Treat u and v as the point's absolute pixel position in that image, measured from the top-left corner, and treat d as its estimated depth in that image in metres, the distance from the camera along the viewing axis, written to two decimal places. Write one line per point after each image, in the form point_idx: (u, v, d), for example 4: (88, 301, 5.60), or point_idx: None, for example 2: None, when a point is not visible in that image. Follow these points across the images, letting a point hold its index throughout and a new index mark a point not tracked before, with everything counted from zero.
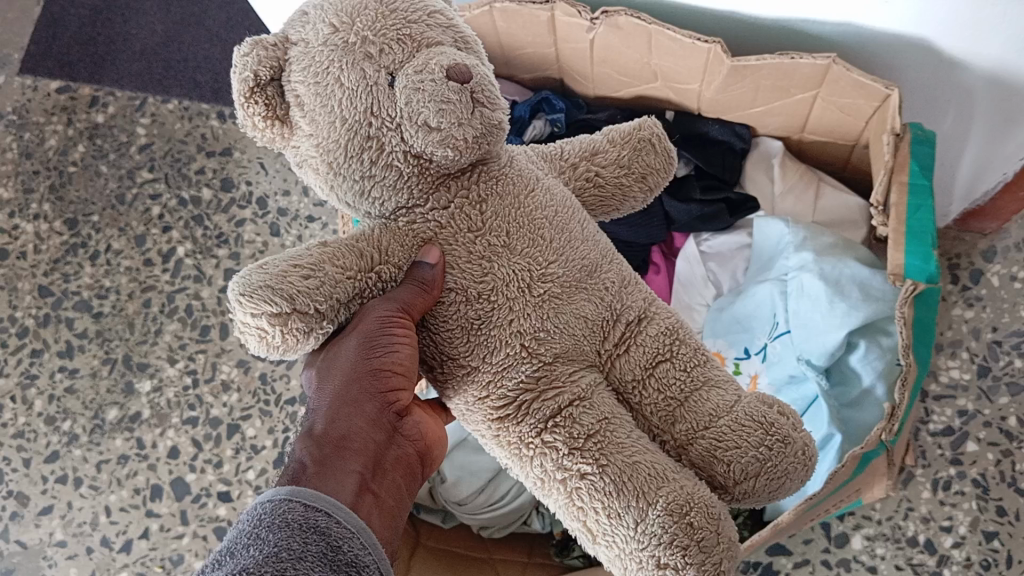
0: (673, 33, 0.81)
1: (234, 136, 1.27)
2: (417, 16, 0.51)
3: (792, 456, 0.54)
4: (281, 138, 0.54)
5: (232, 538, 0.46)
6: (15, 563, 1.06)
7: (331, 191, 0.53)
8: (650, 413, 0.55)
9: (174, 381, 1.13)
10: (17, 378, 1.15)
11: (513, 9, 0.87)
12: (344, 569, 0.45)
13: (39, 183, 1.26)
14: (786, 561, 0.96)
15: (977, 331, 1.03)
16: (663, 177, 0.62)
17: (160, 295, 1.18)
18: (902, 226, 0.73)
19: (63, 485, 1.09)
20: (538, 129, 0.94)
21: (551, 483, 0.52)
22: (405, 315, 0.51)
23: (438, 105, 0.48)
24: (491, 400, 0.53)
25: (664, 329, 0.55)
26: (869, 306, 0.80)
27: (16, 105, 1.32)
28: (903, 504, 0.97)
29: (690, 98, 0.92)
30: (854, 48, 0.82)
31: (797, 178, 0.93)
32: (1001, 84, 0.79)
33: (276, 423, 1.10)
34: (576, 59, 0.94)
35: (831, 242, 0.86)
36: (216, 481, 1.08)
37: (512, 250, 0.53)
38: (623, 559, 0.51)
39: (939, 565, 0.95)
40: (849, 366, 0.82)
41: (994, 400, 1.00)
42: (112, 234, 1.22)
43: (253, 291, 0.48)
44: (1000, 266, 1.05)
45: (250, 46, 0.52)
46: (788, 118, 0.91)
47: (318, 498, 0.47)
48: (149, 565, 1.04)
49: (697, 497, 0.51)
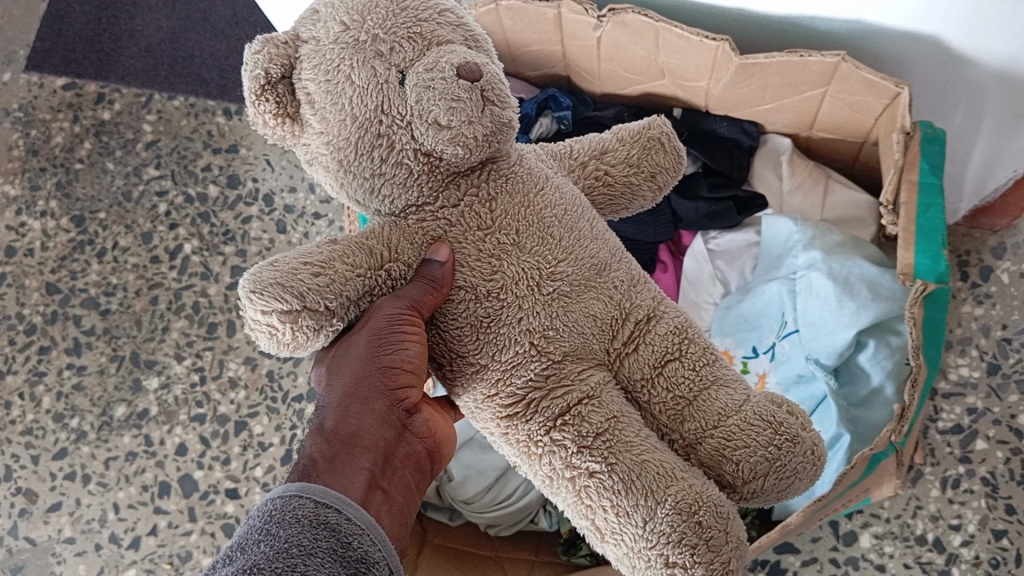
0: (680, 30, 0.80)
1: (241, 133, 1.27)
2: (427, 14, 0.51)
3: (801, 456, 0.53)
4: (292, 136, 0.54)
5: (243, 534, 0.46)
6: (24, 560, 1.06)
7: (341, 188, 0.53)
8: (659, 412, 0.55)
9: (181, 378, 1.14)
10: (26, 374, 1.15)
11: (519, 6, 0.87)
12: (354, 566, 0.45)
13: (45, 181, 1.26)
14: (794, 559, 0.96)
15: (987, 328, 1.03)
16: (673, 176, 0.62)
17: (167, 292, 1.18)
18: (912, 225, 0.73)
19: (71, 481, 1.09)
20: (545, 127, 0.94)
21: (559, 481, 0.52)
22: (413, 313, 0.51)
23: (448, 104, 0.47)
24: (500, 398, 0.53)
25: (672, 328, 0.55)
26: (878, 305, 0.80)
27: (23, 102, 1.32)
28: (911, 502, 0.97)
29: (698, 95, 0.92)
30: (864, 44, 0.81)
31: (805, 175, 0.93)
32: (1012, 81, 0.79)
33: (283, 420, 1.10)
34: (582, 57, 0.93)
35: (840, 240, 0.85)
36: (224, 478, 1.08)
37: (522, 248, 0.53)
38: (632, 557, 0.51)
39: (948, 563, 0.95)
40: (858, 365, 0.82)
41: (1004, 397, 1.00)
42: (119, 231, 1.22)
43: (264, 289, 0.48)
44: (1010, 262, 1.05)
45: (261, 43, 0.52)
46: (797, 115, 0.90)
47: (328, 494, 0.48)
48: (157, 562, 1.05)
49: (706, 496, 0.51)
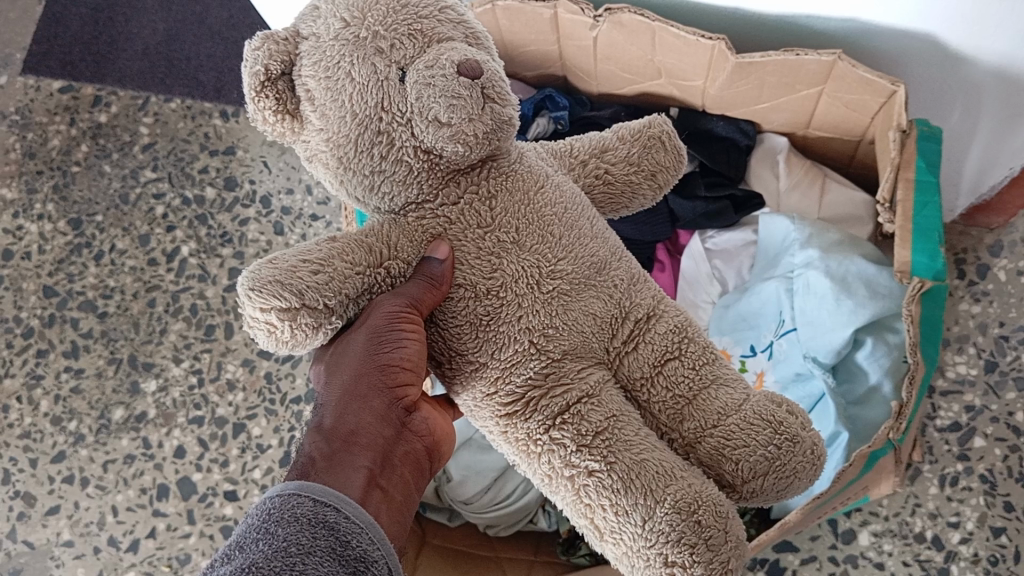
0: (677, 29, 0.81)
1: (238, 135, 1.27)
2: (428, 12, 0.51)
3: (801, 455, 0.53)
4: (291, 133, 0.54)
5: (241, 533, 0.46)
6: (23, 563, 1.06)
7: (341, 186, 0.53)
8: (658, 411, 0.55)
9: (179, 380, 1.13)
10: (23, 378, 1.15)
11: (516, 7, 0.87)
12: (353, 565, 0.45)
13: (42, 183, 1.26)
14: (793, 558, 0.96)
15: (984, 326, 1.03)
16: (673, 175, 0.62)
17: (164, 295, 1.18)
18: (908, 223, 0.73)
19: (69, 485, 1.09)
20: (542, 127, 0.94)
21: (559, 480, 0.52)
22: (412, 310, 0.51)
23: (449, 101, 0.48)
24: (500, 396, 0.53)
25: (672, 327, 0.55)
26: (875, 303, 0.80)
27: (19, 105, 1.32)
28: (910, 500, 0.97)
29: (694, 94, 0.92)
30: (861, 43, 0.81)
31: (802, 174, 0.93)
32: (1009, 79, 0.79)
33: (282, 422, 1.10)
34: (579, 58, 0.94)
35: (837, 239, 0.86)
36: (222, 481, 1.08)
37: (522, 246, 0.53)
38: (631, 556, 0.51)
39: (946, 561, 0.95)
40: (856, 363, 0.82)
41: (1001, 395, 1.00)
42: (116, 234, 1.22)
43: (262, 286, 0.48)
44: (1007, 260, 1.05)
45: (261, 39, 0.52)
46: (794, 114, 0.90)
47: (326, 493, 0.47)
48: (156, 565, 1.04)
49: (706, 495, 0.51)
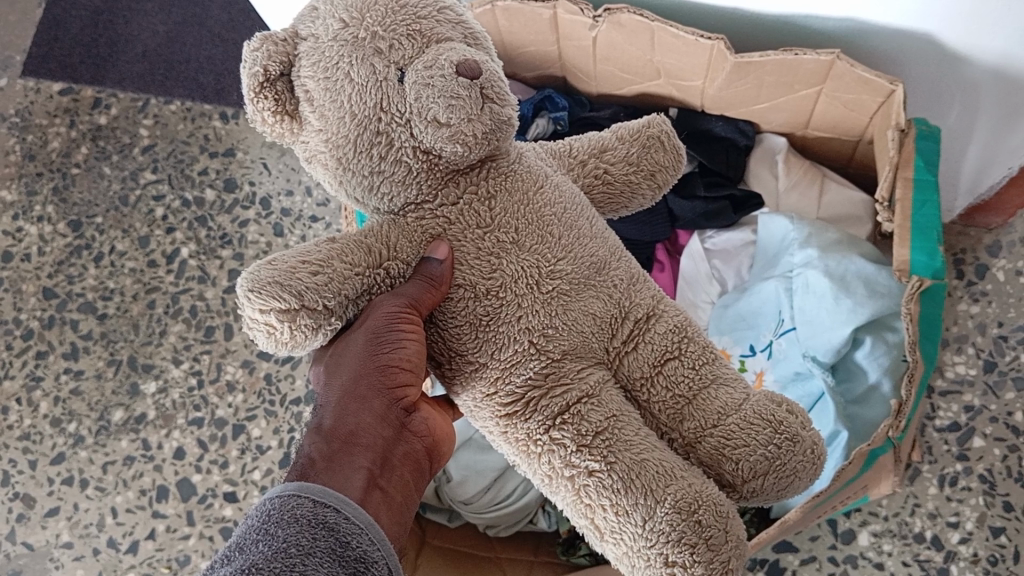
0: (675, 29, 0.81)
1: (238, 136, 1.27)
2: (426, 12, 0.51)
3: (801, 455, 0.53)
4: (290, 134, 0.54)
5: (241, 534, 0.46)
6: (22, 565, 1.06)
7: (340, 186, 0.54)
8: (658, 411, 0.55)
9: (179, 381, 1.13)
10: (22, 380, 1.15)
11: (515, 7, 0.87)
12: (353, 565, 0.45)
13: (42, 185, 1.26)
14: (793, 558, 0.96)
15: (983, 326, 1.03)
16: (672, 175, 0.62)
17: (164, 296, 1.18)
18: (907, 222, 0.73)
19: (69, 486, 1.09)
20: (541, 127, 0.94)
21: (559, 480, 0.52)
22: (411, 311, 0.51)
23: (448, 101, 0.48)
24: (500, 396, 0.53)
25: (672, 327, 0.55)
26: (874, 302, 0.80)
27: (19, 107, 1.32)
28: (909, 500, 0.97)
29: (694, 94, 0.92)
30: (859, 42, 0.81)
31: (801, 174, 0.93)
32: (1007, 78, 0.79)
33: (281, 423, 1.10)
34: (578, 58, 0.94)
35: (836, 238, 0.86)
36: (222, 482, 1.08)
37: (522, 246, 0.53)
38: (631, 556, 0.51)
39: (946, 561, 0.95)
40: (855, 362, 0.82)
41: (1000, 395, 1.00)
42: (116, 236, 1.22)
43: (261, 287, 0.48)
44: (1005, 261, 1.05)
45: (260, 40, 0.52)
46: (793, 114, 0.90)
47: (326, 493, 0.48)
48: (155, 566, 1.04)
49: (706, 495, 0.51)
